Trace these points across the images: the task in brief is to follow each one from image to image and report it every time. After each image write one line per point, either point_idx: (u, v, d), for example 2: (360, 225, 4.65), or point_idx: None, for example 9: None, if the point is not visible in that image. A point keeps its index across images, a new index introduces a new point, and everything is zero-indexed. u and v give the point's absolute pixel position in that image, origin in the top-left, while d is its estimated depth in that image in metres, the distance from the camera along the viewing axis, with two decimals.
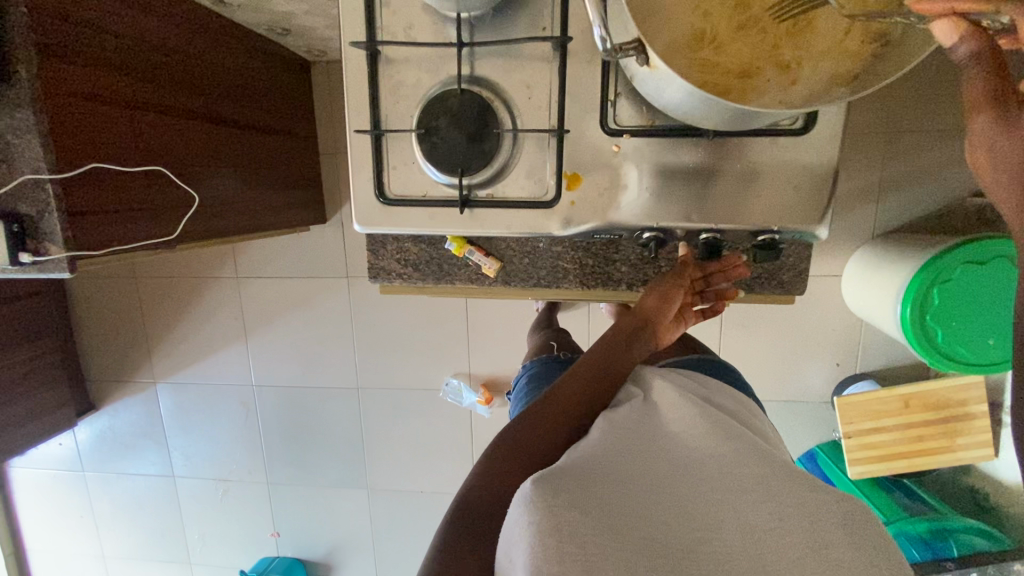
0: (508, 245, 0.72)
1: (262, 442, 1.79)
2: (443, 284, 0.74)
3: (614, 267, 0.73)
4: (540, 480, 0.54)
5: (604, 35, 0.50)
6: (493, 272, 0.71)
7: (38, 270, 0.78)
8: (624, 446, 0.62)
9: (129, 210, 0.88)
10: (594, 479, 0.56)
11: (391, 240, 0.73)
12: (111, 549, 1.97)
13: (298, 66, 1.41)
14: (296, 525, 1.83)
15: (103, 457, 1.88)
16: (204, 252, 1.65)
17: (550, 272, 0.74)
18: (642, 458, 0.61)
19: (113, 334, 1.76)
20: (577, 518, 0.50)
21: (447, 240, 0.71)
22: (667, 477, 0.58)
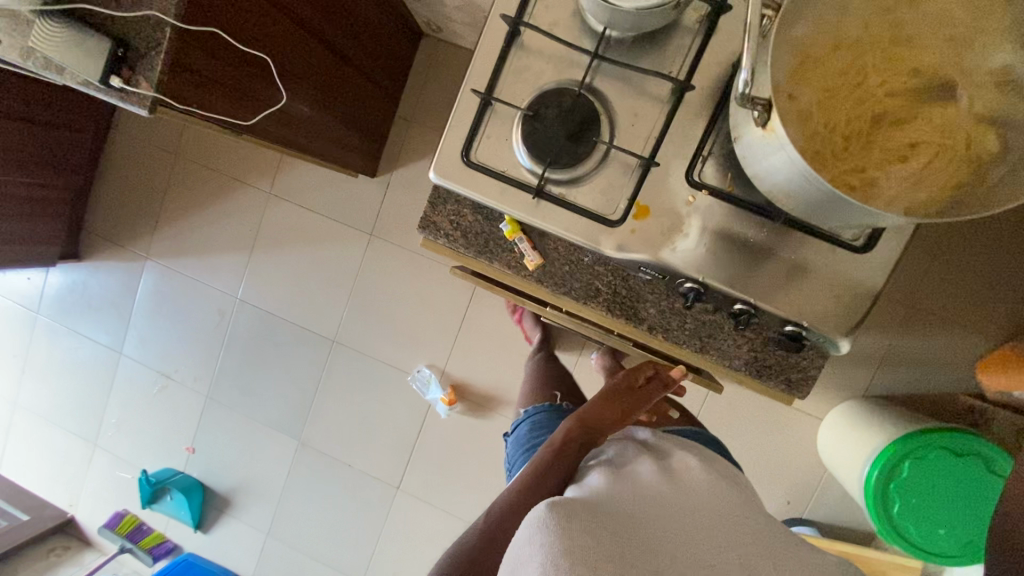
0: (557, 247, 0.74)
1: (220, 356, 1.76)
2: (483, 259, 0.74)
3: (642, 306, 0.74)
4: (557, 508, 0.64)
5: (748, 77, 0.54)
6: (533, 265, 0.73)
7: (121, 98, 0.81)
8: (626, 490, 0.73)
9: (222, 81, 0.91)
10: (602, 511, 0.66)
11: (453, 200, 0.74)
12: (25, 399, 1.90)
13: (412, 32, 1.48)
14: (214, 448, 1.78)
15: (63, 307, 1.85)
16: (249, 159, 1.67)
17: (582, 288, 0.75)
18: (641, 500, 0.71)
19: (128, 198, 1.76)
20: (588, 543, 0.60)
21: (503, 221, 0.73)
22: (658, 517, 0.69)
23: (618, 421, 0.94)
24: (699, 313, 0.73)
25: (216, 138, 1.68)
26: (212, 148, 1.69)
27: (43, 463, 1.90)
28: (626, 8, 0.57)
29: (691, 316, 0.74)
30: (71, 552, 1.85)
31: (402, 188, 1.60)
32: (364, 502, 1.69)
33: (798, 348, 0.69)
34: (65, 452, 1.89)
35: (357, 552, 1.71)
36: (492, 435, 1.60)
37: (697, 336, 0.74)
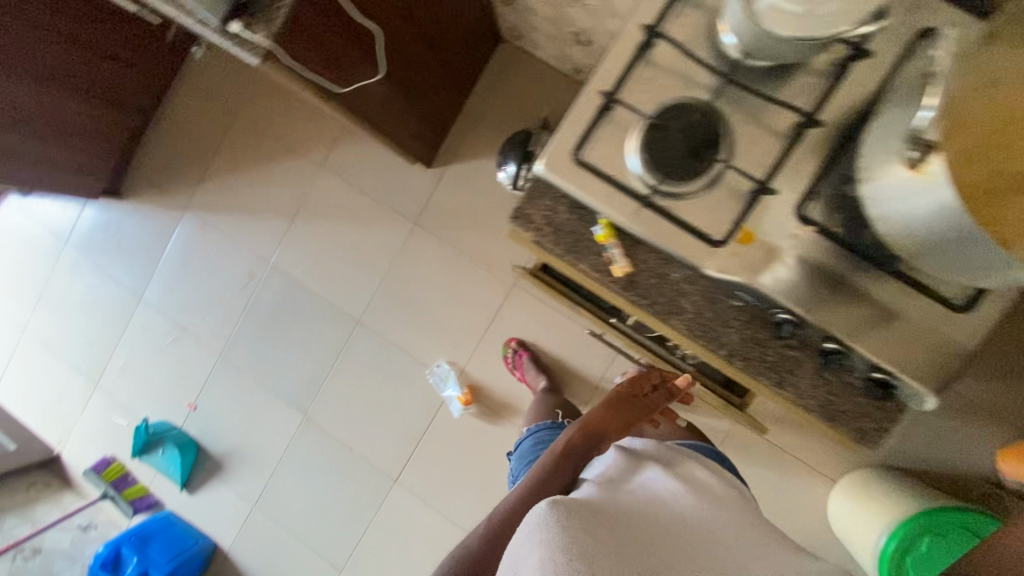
0: (648, 257, 0.68)
1: (238, 318, 1.73)
2: (570, 258, 0.70)
3: (723, 332, 0.67)
4: (562, 502, 0.65)
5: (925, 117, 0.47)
6: (621, 272, 0.68)
7: (236, 44, 0.84)
8: (627, 488, 0.75)
9: (328, 47, 0.94)
10: (605, 510, 0.68)
11: (550, 194, 0.71)
12: (35, 326, 1.88)
13: (492, 34, 1.50)
14: (216, 408, 1.75)
15: (92, 242, 1.84)
16: (307, 129, 1.68)
17: (665, 303, 0.68)
18: (640, 499, 0.74)
19: (179, 146, 1.76)
20: (587, 541, 0.62)
21: (597, 223, 0.69)
22: (656, 517, 0.71)
23: (624, 428, 0.90)
24: (782, 345, 0.67)
25: (280, 103, 1.69)
26: (273, 112, 1.70)
27: (40, 395, 1.87)
28: (784, 36, 0.55)
29: (774, 347, 0.67)
30: (50, 490, 1.80)
31: (454, 182, 1.60)
32: (358, 488, 1.67)
33: (882, 396, 0.65)
34: (65, 387, 1.85)
35: (342, 538, 1.67)
36: (500, 442, 1.58)
37: (777, 370, 0.67)
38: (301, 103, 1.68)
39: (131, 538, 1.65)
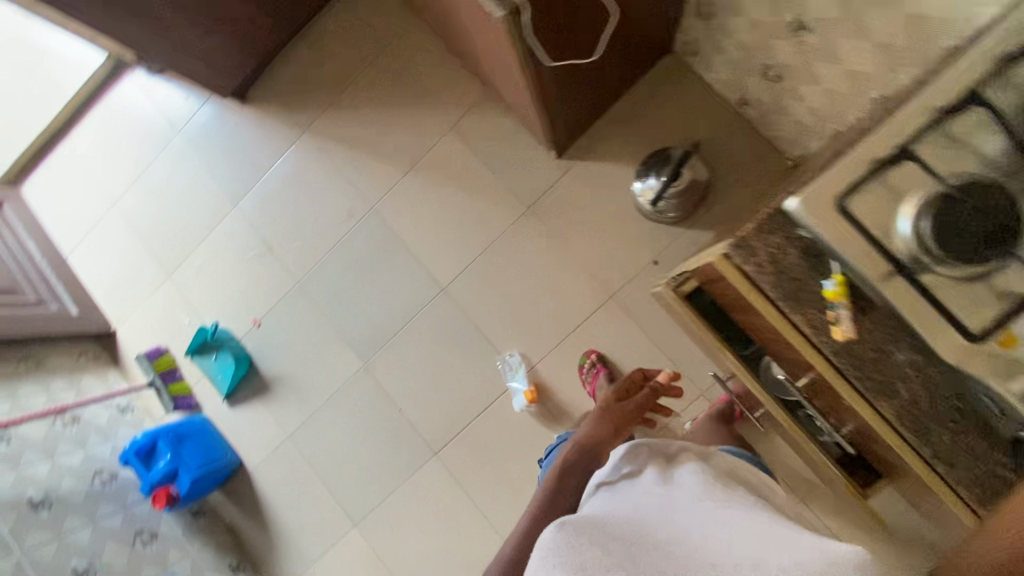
0: (875, 330, 0.65)
1: (326, 253, 1.71)
2: (786, 305, 0.67)
3: (932, 424, 0.65)
4: (573, 525, 0.74)
5: None
6: (842, 336, 0.65)
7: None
8: (641, 503, 0.80)
9: (560, 17, 0.89)
10: (617, 528, 0.74)
11: (786, 231, 0.67)
12: (124, 202, 1.87)
13: (665, 44, 1.45)
14: (279, 333, 1.73)
15: (201, 137, 1.81)
16: (446, 85, 1.65)
17: (875, 383, 0.66)
18: (655, 512, 0.77)
19: (314, 67, 1.73)
20: (592, 554, 0.70)
21: (830, 276, 0.65)
22: (670, 523, 0.74)
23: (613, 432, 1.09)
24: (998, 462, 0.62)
25: (427, 57, 1.66)
26: (417, 60, 1.67)
27: (113, 270, 1.87)
28: None
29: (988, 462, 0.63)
30: (98, 363, 1.80)
31: (578, 181, 1.56)
32: (396, 451, 1.63)
33: None
34: (139, 270, 1.85)
35: (368, 495, 1.65)
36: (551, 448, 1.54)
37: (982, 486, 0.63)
38: (448, 62, 1.65)
39: (168, 433, 1.59)
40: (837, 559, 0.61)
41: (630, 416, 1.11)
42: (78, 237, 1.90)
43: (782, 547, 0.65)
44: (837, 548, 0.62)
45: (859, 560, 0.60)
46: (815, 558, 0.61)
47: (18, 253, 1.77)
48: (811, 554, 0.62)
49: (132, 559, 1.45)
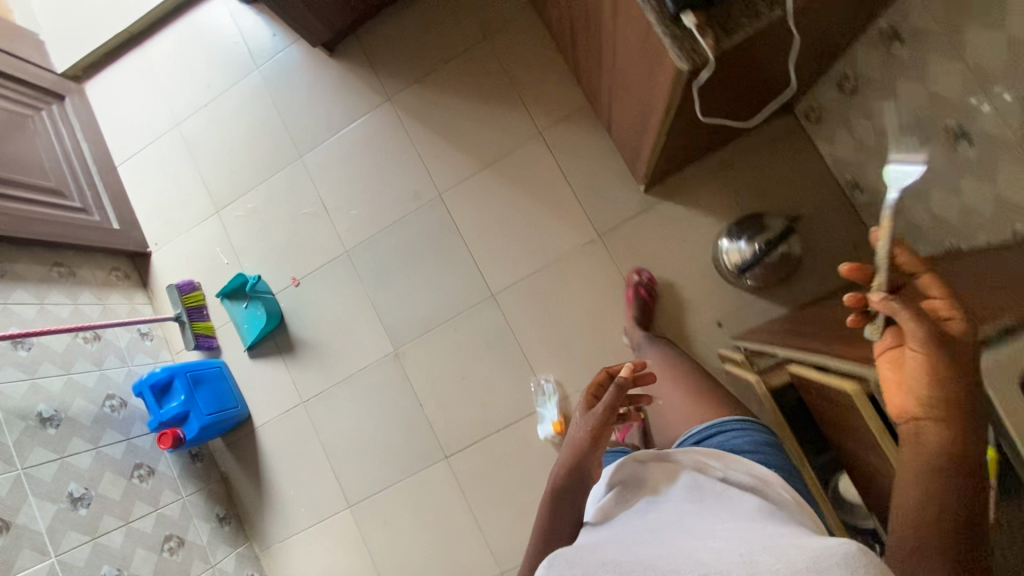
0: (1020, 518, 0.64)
1: (383, 229, 1.65)
2: None
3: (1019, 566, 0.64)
4: (563, 560, 0.64)
5: None
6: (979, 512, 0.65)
7: (671, 38, 0.69)
8: (633, 531, 0.70)
9: (729, 74, 0.79)
10: (610, 552, 0.64)
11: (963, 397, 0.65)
12: (188, 127, 1.81)
13: (788, 105, 1.37)
14: (316, 297, 1.68)
15: (280, 80, 1.74)
16: (546, 89, 1.56)
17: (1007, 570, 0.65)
18: (648, 535, 0.68)
19: (413, 35, 1.64)
20: None
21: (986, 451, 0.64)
22: (661, 541, 0.65)
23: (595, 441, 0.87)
24: None
25: (532, 52, 1.57)
26: (523, 55, 1.58)
27: (162, 192, 1.82)
28: None
29: None
30: (128, 283, 1.76)
31: (660, 220, 1.48)
32: (406, 446, 1.58)
33: None
34: (189, 198, 1.80)
35: (368, 482, 1.60)
36: None
37: None
38: (553, 64, 1.56)
39: (187, 373, 1.54)
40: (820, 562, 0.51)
41: (604, 419, 0.87)
42: (133, 150, 1.85)
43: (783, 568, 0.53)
44: (820, 546, 0.56)
45: (845, 553, 0.53)
46: (803, 560, 0.55)
47: (70, 155, 1.72)
48: (800, 556, 0.55)
49: (127, 491, 1.42)
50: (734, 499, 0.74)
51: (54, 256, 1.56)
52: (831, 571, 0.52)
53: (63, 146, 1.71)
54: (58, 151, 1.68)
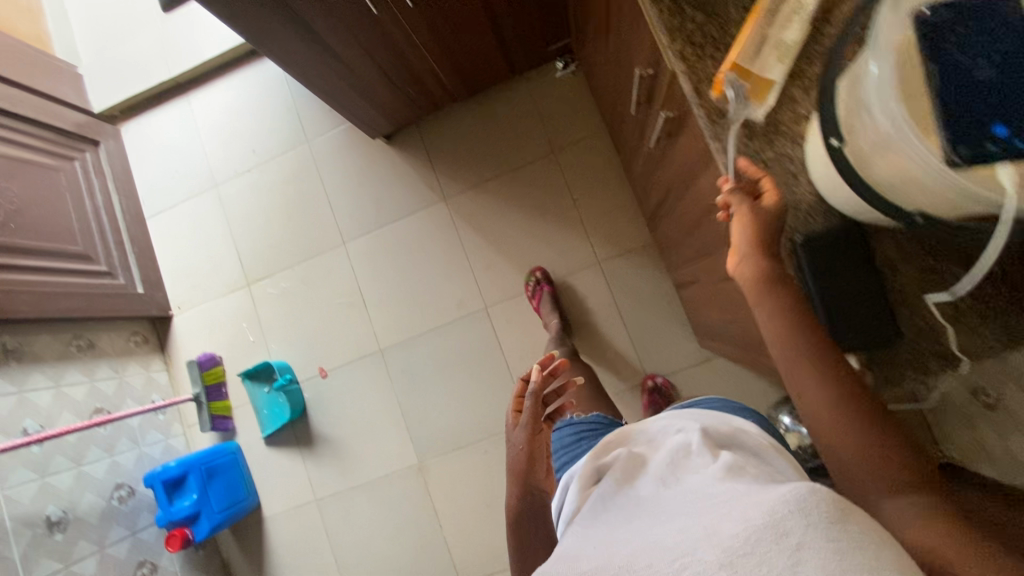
0: None
1: (421, 333, 1.58)
2: None
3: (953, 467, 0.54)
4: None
5: None
6: None
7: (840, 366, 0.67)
8: (591, 523, 0.56)
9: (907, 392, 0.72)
10: (572, 562, 0.49)
11: None
12: (226, 189, 1.73)
13: None
14: (343, 394, 1.61)
15: (331, 159, 1.66)
16: (611, 220, 1.50)
17: None
18: (608, 527, 0.54)
19: (478, 140, 1.57)
20: None
21: None
22: (623, 533, 0.51)
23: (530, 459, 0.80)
24: None
25: (600, 177, 1.51)
26: (591, 180, 1.51)
27: (192, 253, 1.74)
28: None
29: None
30: (145, 348, 1.68)
31: (712, 374, 1.43)
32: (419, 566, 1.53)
33: None
34: (219, 265, 1.72)
35: None
36: None
37: None
38: (620, 192, 1.50)
39: (201, 467, 1.47)
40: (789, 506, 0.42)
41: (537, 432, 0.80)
42: (166, 204, 1.76)
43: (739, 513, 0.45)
44: (776, 497, 0.44)
45: (799, 498, 0.42)
46: (758, 515, 0.43)
47: (100, 212, 1.63)
48: (754, 510, 0.43)
49: None
50: (677, 443, 0.62)
51: (74, 329, 1.48)
52: (794, 528, 0.40)
53: (93, 202, 1.62)
54: (87, 208, 1.59)
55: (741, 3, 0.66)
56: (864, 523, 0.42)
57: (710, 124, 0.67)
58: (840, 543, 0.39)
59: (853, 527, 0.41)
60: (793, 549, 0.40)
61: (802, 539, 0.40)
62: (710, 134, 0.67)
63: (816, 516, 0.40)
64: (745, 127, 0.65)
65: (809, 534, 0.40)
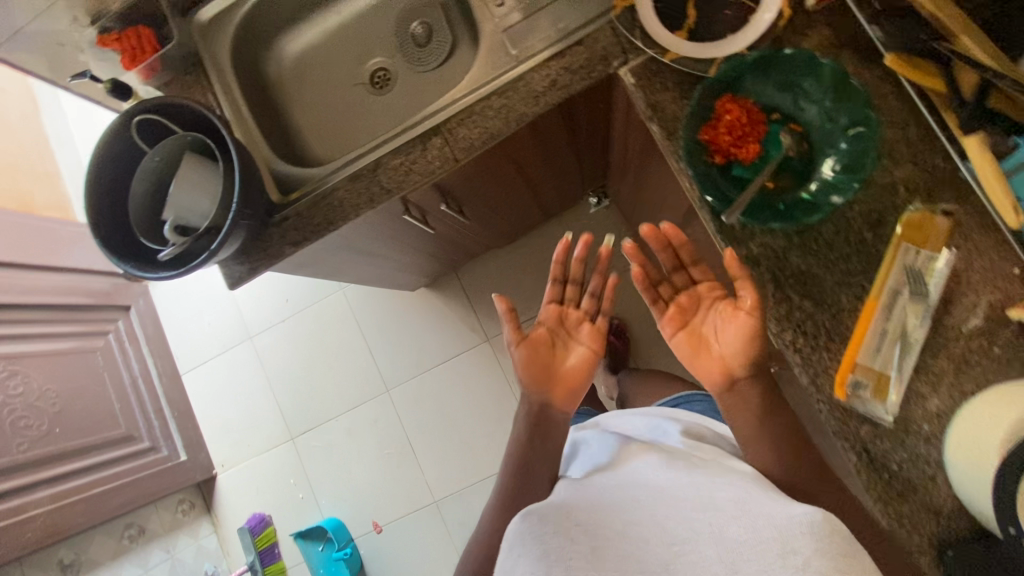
0: None
1: (477, 483, 1.53)
2: None
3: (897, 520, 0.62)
4: (536, 511, 0.61)
5: None
6: None
7: None
8: (599, 484, 0.68)
9: None
10: (583, 513, 0.62)
11: None
12: (261, 342, 1.70)
13: None
14: (402, 550, 1.55)
15: (367, 307, 1.64)
16: (665, 359, 1.46)
17: None
18: (615, 487, 0.67)
19: (520, 281, 1.54)
20: (563, 544, 0.57)
21: None
22: (637, 502, 0.62)
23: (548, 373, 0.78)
24: None
25: (646, 313, 1.48)
26: (641, 320, 1.48)
27: (231, 408, 1.71)
28: None
29: None
30: (192, 515, 1.64)
31: None
32: None
33: None
34: (259, 418, 1.69)
35: None
36: None
37: None
38: None
39: None
40: (794, 522, 0.54)
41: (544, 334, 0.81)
42: (201, 359, 1.75)
43: (745, 515, 0.56)
44: (791, 516, 0.55)
45: (813, 522, 0.53)
46: (769, 530, 0.54)
47: (138, 381, 1.57)
48: (766, 523, 0.55)
49: None
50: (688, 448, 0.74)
51: (125, 518, 1.45)
52: (802, 548, 0.52)
53: (129, 372, 1.57)
54: (125, 380, 1.54)
55: (852, 290, 0.64)
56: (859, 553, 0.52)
57: (834, 420, 0.63)
58: (840, 569, 0.50)
59: (852, 556, 0.52)
60: (795, 563, 0.51)
61: (807, 560, 0.51)
62: (833, 431, 0.64)
63: (823, 543, 0.52)
64: (873, 425, 0.62)
65: (816, 557, 0.51)
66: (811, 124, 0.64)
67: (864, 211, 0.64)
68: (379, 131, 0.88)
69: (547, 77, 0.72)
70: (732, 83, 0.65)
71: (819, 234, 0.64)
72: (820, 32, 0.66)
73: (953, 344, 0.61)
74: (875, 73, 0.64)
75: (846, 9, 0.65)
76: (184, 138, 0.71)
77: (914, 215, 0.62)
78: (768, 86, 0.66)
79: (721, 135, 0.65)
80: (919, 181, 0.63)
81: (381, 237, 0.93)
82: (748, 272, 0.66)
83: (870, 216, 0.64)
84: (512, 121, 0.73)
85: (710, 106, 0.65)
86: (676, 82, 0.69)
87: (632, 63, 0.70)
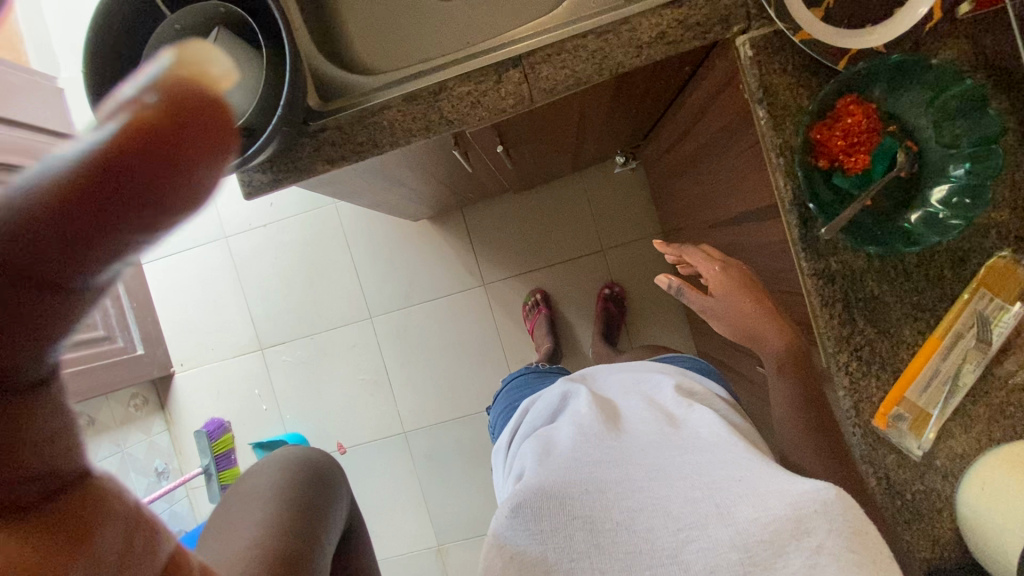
0: None
1: (449, 421, 1.53)
2: None
3: (901, 514, 0.63)
4: (525, 501, 0.54)
5: None
6: None
7: None
8: (576, 448, 0.60)
9: None
10: (576, 492, 0.55)
11: None
12: (240, 243, 1.58)
13: None
14: (363, 474, 1.56)
15: (360, 226, 1.54)
16: (656, 336, 1.47)
17: None
18: (596, 453, 0.59)
19: (528, 232, 1.48)
20: (560, 543, 0.52)
21: None
22: (623, 474, 0.56)
23: None
24: None
25: (646, 284, 1.46)
26: (639, 294, 1.46)
27: (197, 309, 1.61)
28: None
29: None
30: (145, 411, 1.57)
31: None
32: None
33: None
34: (227, 322, 1.60)
35: None
36: None
37: None
38: (667, 302, 1.46)
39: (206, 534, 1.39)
40: (807, 501, 0.48)
41: None
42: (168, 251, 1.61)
43: (754, 494, 0.51)
44: (801, 491, 0.49)
45: (828, 500, 0.48)
46: (784, 510, 0.49)
47: None
48: (777, 501, 0.49)
49: None
50: (671, 410, 0.65)
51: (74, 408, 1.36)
52: (816, 530, 0.47)
53: None
54: None
55: (917, 324, 0.63)
56: (873, 533, 0.47)
57: (865, 445, 0.64)
58: (855, 555, 0.46)
59: (865, 538, 0.47)
60: (810, 550, 0.47)
61: (823, 542, 0.47)
62: (860, 453, 0.64)
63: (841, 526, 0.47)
64: (901, 455, 0.63)
65: (830, 538, 0.47)
66: (927, 145, 0.61)
67: (951, 247, 0.62)
68: (434, 44, 0.77)
69: (656, 26, 0.63)
70: (860, 82, 0.59)
71: (901, 262, 0.62)
72: (959, 45, 0.60)
73: (995, 393, 0.62)
74: (1003, 104, 0.60)
75: (994, 25, 0.59)
76: (216, 7, 0.59)
77: (1000, 260, 0.60)
78: (892, 95, 0.61)
79: (834, 138, 0.60)
80: (1013, 226, 0.61)
81: (412, 166, 0.84)
82: (821, 287, 0.63)
83: (955, 253, 0.62)
84: (604, 70, 0.64)
85: (830, 104, 0.60)
86: (797, 66, 0.62)
87: (752, 32, 0.62)
